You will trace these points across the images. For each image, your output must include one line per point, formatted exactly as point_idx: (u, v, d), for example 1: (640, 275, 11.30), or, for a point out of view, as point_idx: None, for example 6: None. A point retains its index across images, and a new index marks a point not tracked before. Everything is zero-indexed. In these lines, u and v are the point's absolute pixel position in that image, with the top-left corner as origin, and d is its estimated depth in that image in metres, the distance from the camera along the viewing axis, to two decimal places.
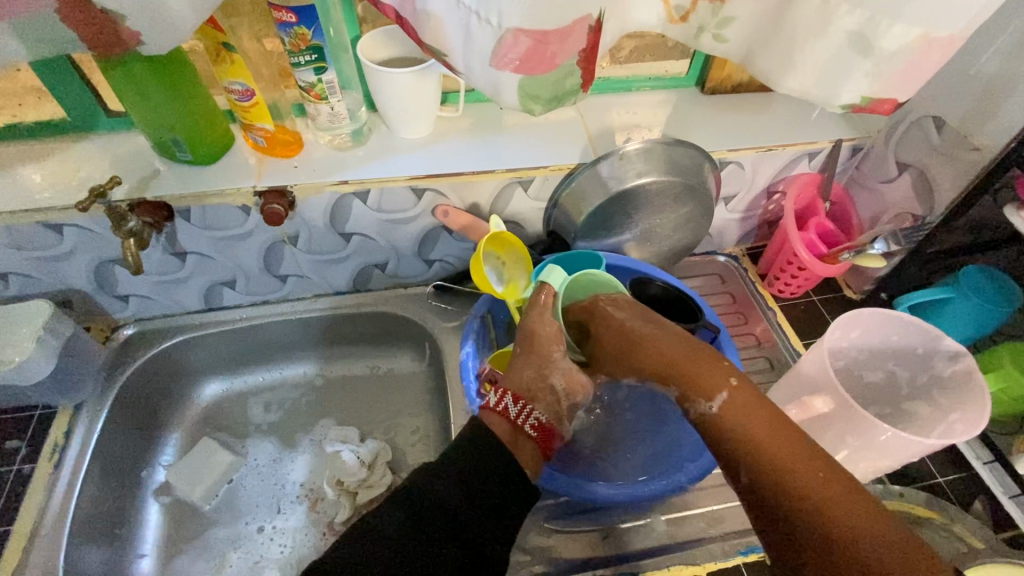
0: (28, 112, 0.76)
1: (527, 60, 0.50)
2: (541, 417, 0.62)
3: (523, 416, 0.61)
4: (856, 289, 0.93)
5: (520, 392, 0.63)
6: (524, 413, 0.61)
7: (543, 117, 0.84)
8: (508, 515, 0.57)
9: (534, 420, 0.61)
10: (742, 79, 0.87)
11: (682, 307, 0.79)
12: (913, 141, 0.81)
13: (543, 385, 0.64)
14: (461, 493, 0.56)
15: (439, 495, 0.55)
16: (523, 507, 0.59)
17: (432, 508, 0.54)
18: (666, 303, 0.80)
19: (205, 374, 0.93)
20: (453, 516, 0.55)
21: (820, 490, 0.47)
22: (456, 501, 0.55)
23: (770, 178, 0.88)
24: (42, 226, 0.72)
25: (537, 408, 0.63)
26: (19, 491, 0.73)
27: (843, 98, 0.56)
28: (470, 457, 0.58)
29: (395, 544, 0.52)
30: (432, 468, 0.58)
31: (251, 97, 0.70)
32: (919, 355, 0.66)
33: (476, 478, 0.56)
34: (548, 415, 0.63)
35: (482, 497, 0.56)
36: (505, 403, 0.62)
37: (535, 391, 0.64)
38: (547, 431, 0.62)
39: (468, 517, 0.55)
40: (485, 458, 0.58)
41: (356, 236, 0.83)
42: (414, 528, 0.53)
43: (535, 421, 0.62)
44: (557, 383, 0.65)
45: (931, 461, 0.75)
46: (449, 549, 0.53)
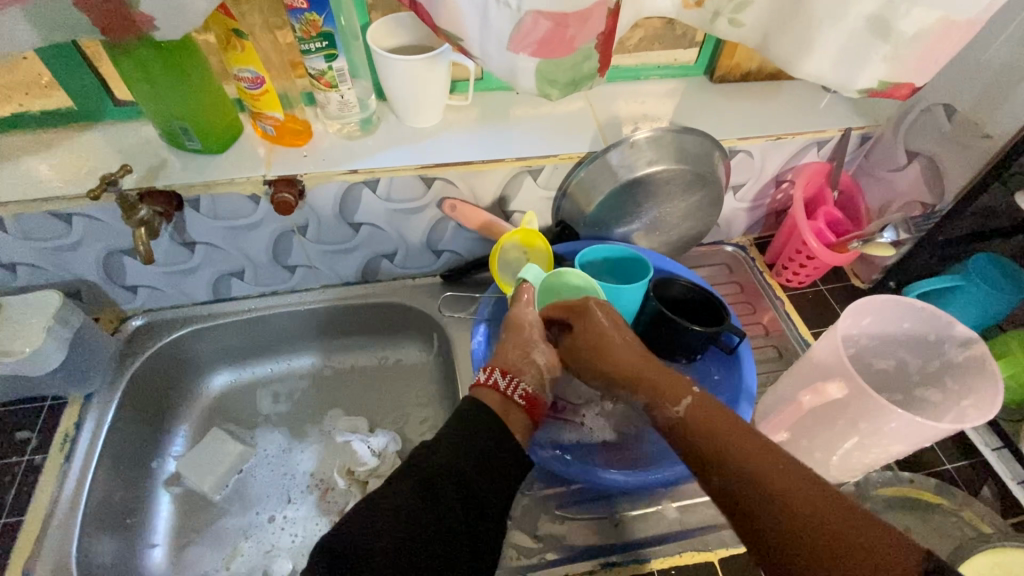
0: (34, 101, 0.76)
1: (546, 44, 0.50)
2: (528, 388, 0.64)
3: (512, 387, 0.63)
4: (863, 278, 0.93)
5: (507, 367, 0.65)
6: (512, 384, 0.63)
7: (552, 106, 0.84)
8: (506, 474, 0.59)
9: (521, 390, 0.63)
10: (751, 67, 0.86)
11: (710, 308, 0.76)
12: (923, 129, 0.81)
13: (529, 362, 0.67)
14: (460, 459, 0.57)
15: (439, 463, 0.56)
16: (521, 471, 0.60)
17: (435, 475, 0.55)
18: (694, 304, 0.77)
19: (213, 365, 0.93)
20: (455, 483, 0.56)
21: (783, 485, 0.48)
22: (457, 468, 0.56)
23: (779, 167, 0.88)
24: (51, 215, 0.72)
25: (524, 380, 0.65)
26: (31, 481, 0.73)
27: (859, 83, 0.56)
28: (463, 428, 0.59)
29: (400, 517, 0.52)
30: (429, 443, 0.58)
31: (261, 85, 0.70)
32: (930, 341, 0.66)
33: (473, 444, 0.57)
34: (535, 388, 0.65)
35: (481, 462, 0.57)
36: (495, 377, 0.64)
37: (522, 366, 0.66)
38: (535, 400, 0.64)
39: (470, 482, 0.56)
40: (480, 425, 0.59)
41: (365, 226, 0.82)
42: (418, 497, 0.54)
43: (523, 392, 0.63)
44: (540, 360, 0.68)
45: (939, 447, 0.75)
46: (455, 515, 0.54)
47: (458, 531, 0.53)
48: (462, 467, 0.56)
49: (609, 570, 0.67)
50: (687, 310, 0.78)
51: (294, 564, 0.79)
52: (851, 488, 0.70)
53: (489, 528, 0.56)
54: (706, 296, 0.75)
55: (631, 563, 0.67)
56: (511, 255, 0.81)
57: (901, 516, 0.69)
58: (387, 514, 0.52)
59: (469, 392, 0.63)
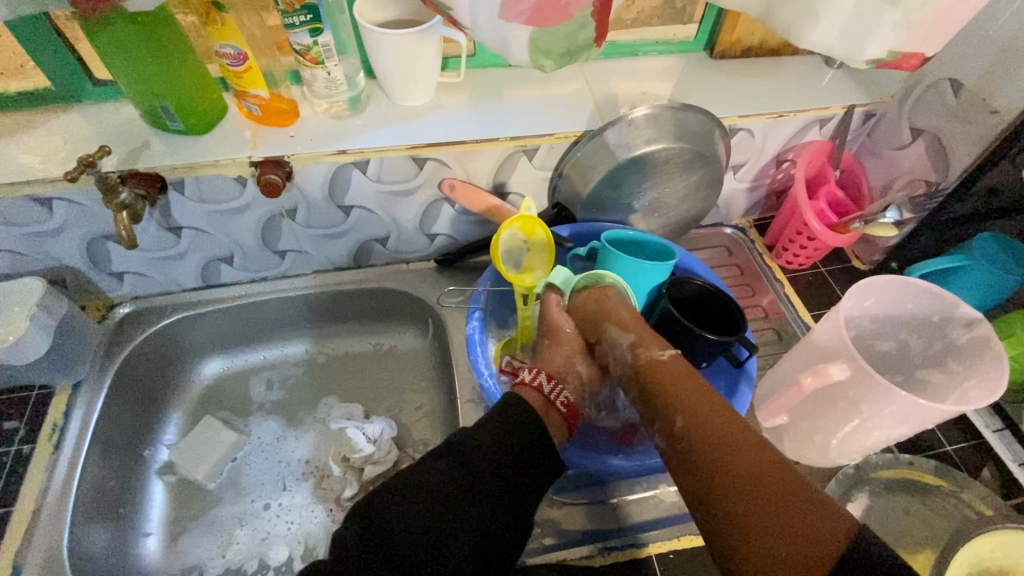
0: (9, 82, 0.73)
1: (539, 11, 0.48)
2: (569, 396, 0.64)
3: (556, 393, 0.63)
4: (865, 260, 0.92)
5: (552, 374, 0.66)
6: (557, 390, 0.63)
7: (548, 84, 0.81)
8: (545, 478, 0.58)
9: (564, 398, 0.63)
10: (753, 42, 0.84)
11: (725, 312, 0.72)
12: (929, 105, 0.78)
13: (570, 370, 0.69)
14: (503, 452, 0.57)
15: (482, 454, 0.56)
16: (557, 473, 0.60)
17: (475, 465, 0.56)
18: (709, 304, 0.73)
19: (205, 353, 0.91)
20: (495, 479, 0.56)
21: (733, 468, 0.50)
22: (497, 460, 0.56)
23: (781, 146, 0.86)
24: (30, 200, 0.69)
25: (566, 388, 0.66)
26: (20, 471, 0.72)
27: (868, 53, 0.54)
28: (504, 418, 0.59)
29: (434, 496, 0.54)
30: (472, 427, 0.59)
31: (243, 61, 0.67)
32: (934, 322, 0.65)
33: (517, 440, 0.57)
34: (575, 396, 0.67)
35: (522, 460, 0.57)
36: (540, 379, 0.64)
37: (564, 372, 0.68)
38: (575, 408, 0.64)
39: (507, 480, 0.56)
40: (524, 420, 0.59)
41: (356, 209, 0.80)
42: (454, 480, 0.55)
43: (566, 398, 0.64)
44: (580, 369, 0.70)
45: (940, 430, 0.74)
46: (485, 508, 0.54)
47: (490, 523, 0.54)
48: (503, 461, 0.56)
49: (607, 554, 0.67)
50: (702, 310, 0.74)
51: (290, 551, 0.79)
52: (851, 471, 0.69)
53: (518, 526, 0.56)
54: (719, 297, 0.72)
55: (629, 547, 0.67)
56: (512, 247, 0.74)
57: (900, 498, 0.68)
58: (423, 493, 0.54)
59: (511, 389, 0.63)
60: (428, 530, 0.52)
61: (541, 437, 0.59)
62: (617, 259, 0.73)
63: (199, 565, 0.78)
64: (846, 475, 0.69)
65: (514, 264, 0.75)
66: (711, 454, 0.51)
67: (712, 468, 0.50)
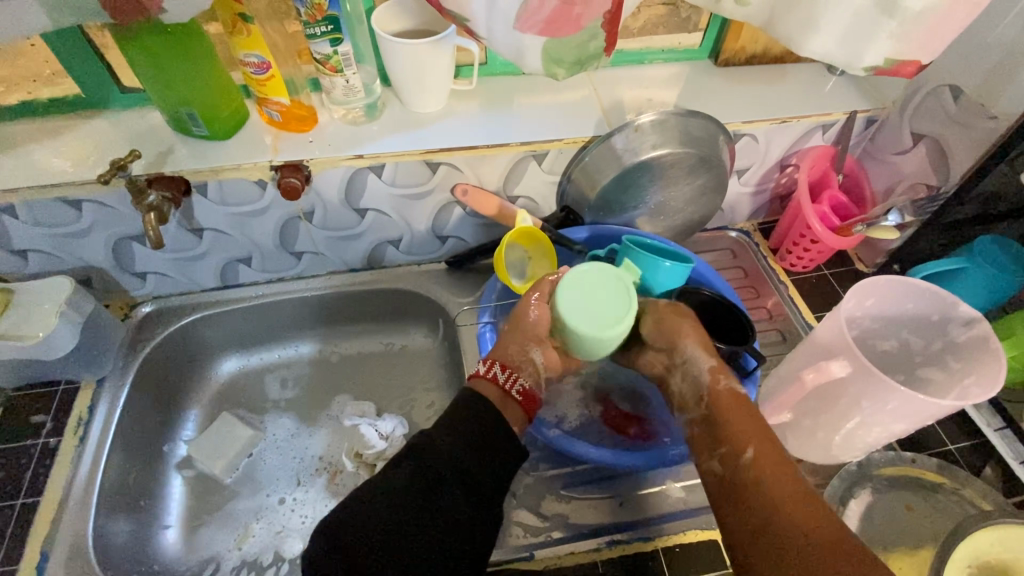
0: (41, 90, 0.76)
1: (552, 22, 0.50)
2: (525, 384, 0.65)
3: (511, 382, 0.64)
4: (868, 263, 0.94)
5: (507, 361, 0.65)
6: (511, 379, 0.64)
7: (556, 91, 0.84)
8: (506, 469, 0.60)
9: (519, 385, 0.64)
10: (757, 51, 0.86)
11: (733, 323, 0.74)
12: (929, 110, 0.80)
13: (526, 358, 0.66)
14: (461, 449, 0.59)
15: (442, 453, 0.58)
16: (521, 460, 0.62)
17: (438, 466, 0.57)
18: (717, 313, 0.75)
19: (222, 351, 0.94)
20: (460, 478, 0.57)
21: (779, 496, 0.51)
22: (456, 458, 0.58)
23: (784, 151, 0.88)
24: (61, 201, 0.72)
25: (522, 376, 0.65)
26: (46, 463, 0.74)
27: (866, 60, 0.56)
28: (463, 415, 0.61)
29: (401, 501, 0.55)
30: (433, 430, 0.60)
31: (267, 70, 0.70)
32: (934, 322, 0.66)
33: (474, 435, 0.59)
34: (532, 384, 0.65)
35: (486, 454, 0.59)
36: (494, 371, 0.64)
37: (520, 359, 0.66)
38: (531, 395, 0.64)
39: (473, 476, 0.58)
40: (477, 415, 0.60)
41: (370, 212, 0.83)
42: (419, 484, 0.56)
43: (520, 387, 0.64)
44: (537, 357, 0.67)
45: (941, 428, 0.76)
46: (453, 507, 0.56)
47: (451, 520, 0.56)
48: (462, 459, 0.58)
49: (614, 547, 0.68)
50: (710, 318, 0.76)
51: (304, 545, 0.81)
52: (854, 468, 0.71)
53: (489, 518, 0.58)
54: (728, 308, 0.74)
55: (636, 541, 0.69)
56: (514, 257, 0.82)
57: (902, 495, 0.70)
58: (383, 497, 0.56)
59: (467, 384, 0.64)
60: (387, 532, 0.54)
61: (496, 430, 0.60)
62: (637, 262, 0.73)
63: (216, 557, 0.80)
64: (849, 473, 0.71)
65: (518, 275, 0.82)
66: (768, 496, 0.52)
67: (768, 514, 0.51)
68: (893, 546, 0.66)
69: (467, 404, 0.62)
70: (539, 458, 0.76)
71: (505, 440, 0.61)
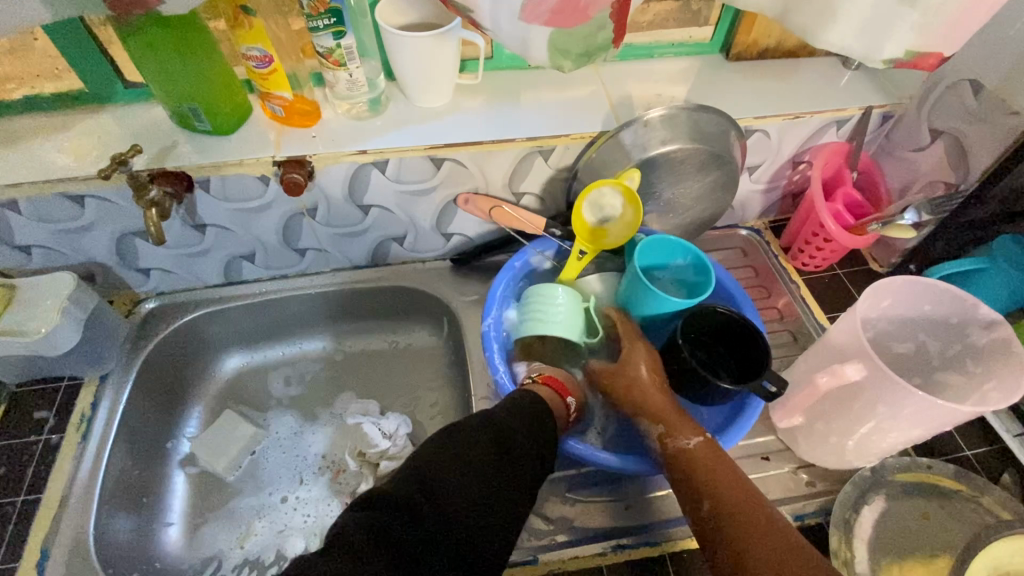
0: (45, 83, 0.75)
1: (559, 12, 0.49)
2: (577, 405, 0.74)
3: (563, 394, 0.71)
4: (881, 262, 0.91)
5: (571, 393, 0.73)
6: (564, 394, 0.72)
7: (564, 86, 0.82)
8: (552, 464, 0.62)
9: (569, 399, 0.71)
10: (770, 44, 0.84)
11: (755, 351, 0.69)
12: (948, 106, 0.78)
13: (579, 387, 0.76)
14: (536, 459, 0.60)
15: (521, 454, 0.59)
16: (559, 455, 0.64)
17: (503, 436, 0.59)
18: (739, 333, 0.71)
19: (225, 348, 0.93)
20: (520, 455, 0.58)
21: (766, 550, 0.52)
22: (533, 467, 0.59)
23: (797, 147, 0.86)
24: (63, 197, 0.72)
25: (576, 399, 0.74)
26: (49, 459, 0.74)
27: (886, 52, 0.54)
28: (523, 407, 0.63)
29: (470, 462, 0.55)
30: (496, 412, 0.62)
31: (269, 64, 0.69)
32: (952, 325, 0.64)
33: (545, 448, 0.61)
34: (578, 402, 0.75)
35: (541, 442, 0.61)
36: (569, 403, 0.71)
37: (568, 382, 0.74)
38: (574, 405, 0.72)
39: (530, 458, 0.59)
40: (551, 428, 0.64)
41: (374, 208, 0.82)
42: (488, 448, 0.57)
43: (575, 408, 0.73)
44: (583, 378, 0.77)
45: (959, 434, 0.74)
46: (514, 478, 0.56)
47: (509, 492, 0.55)
48: (532, 458, 0.59)
49: (620, 551, 0.67)
50: (728, 336, 0.73)
51: (306, 544, 0.80)
52: (867, 474, 0.69)
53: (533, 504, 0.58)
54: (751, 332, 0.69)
55: (643, 546, 0.67)
56: (605, 200, 0.75)
57: (918, 502, 0.68)
58: (466, 464, 0.54)
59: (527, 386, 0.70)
60: (457, 494, 0.52)
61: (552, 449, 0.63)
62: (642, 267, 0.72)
63: (218, 555, 0.79)
64: (862, 478, 0.69)
65: (598, 215, 0.77)
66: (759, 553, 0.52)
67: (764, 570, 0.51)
68: (908, 554, 0.64)
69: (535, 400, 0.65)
70: None
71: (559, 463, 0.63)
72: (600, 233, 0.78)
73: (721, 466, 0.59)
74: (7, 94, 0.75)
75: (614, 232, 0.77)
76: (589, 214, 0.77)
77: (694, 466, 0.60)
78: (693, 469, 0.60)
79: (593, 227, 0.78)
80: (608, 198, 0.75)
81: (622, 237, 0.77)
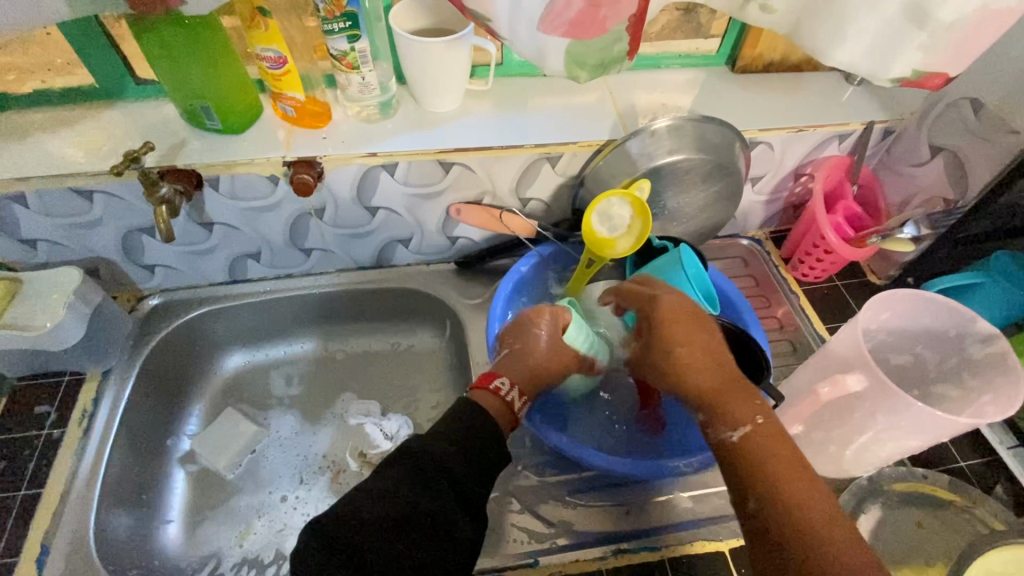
0: (56, 78, 0.75)
1: (577, 24, 0.50)
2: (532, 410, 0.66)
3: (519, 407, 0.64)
4: (880, 275, 0.93)
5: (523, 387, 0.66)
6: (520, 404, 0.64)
7: (572, 94, 0.83)
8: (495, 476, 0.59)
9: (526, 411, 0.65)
10: (775, 58, 0.85)
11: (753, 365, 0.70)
12: (948, 124, 0.80)
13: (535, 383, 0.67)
14: (460, 463, 0.57)
15: (435, 460, 0.56)
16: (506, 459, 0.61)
17: (429, 468, 0.55)
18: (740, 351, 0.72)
19: (228, 346, 0.93)
20: (450, 477, 0.56)
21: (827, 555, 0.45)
22: (454, 470, 0.56)
23: (799, 160, 0.87)
24: (72, 191, 0.72)
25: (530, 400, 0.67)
26: (50, 454, 0.74)
27: (893, 71, 0.55)
28: (456, 429, 0.59)
29: (389, 504, 0.52)
30: (428, 436, 0.58)
31: (283, 65, 0.69)
32: (951, 337, 0.65)
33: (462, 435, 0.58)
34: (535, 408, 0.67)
35: (472, 459, 0.57)
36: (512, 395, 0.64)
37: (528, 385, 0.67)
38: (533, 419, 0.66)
39: (461, 477, 0.56)
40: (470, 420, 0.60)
41: (381, 210, 0.82)
42: (408, 484, 0.54)
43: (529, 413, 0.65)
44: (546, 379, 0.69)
45: (953, 446, 0.75)
46: (445, 505, 0.54)
47: (439, 521, 0.53)
48: (461, 476, 0.56)
49: (620, 556, 0.68)
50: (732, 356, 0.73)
51: None
52: (864, 483, 0.70)
53: (474, 515, 0.56)
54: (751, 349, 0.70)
55: (643, 550, 0.68)
56: (615, 211, 0.75)
57: (913, 511, 0.69)
58: (380, 501, 0.52)
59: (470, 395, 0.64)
60: (375, 538, 0.50)
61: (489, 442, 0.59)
62: (666, 266, 0.74)
63: (216, 553, 0.79)
64: (858, 487, 0.70)
65: (606, 225, 0.77)
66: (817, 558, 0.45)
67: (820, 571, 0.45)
68: (903, 562, 0.65)
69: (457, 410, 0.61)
70: (546, 463, 0.75)
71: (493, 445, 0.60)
72: (608, 244, 0.77)
73: (787, 451, 0.53)
74: (19, 88, 0.74)
75: (620, 245, 0.77)
76: (597, 224, 0.76)
77: (752, 448, 0.54)
78: (751, 453, 0.53)
79: (602, 238, 0.77)
80: (614, 207, 0.75)
81: (630, 247, 0.76)
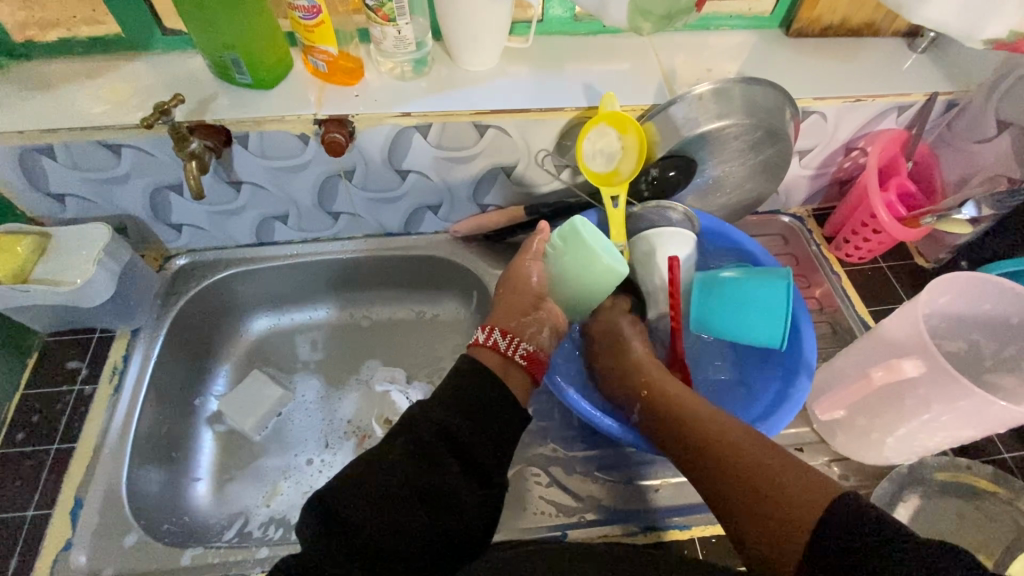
0: (81, 27, 0.72)
1: None
2: (528, 347, 0.67)
3: (512, 348, 0.66)
4: (928, 257, 0.89)
5: (507, 328, 0.68)
6: (513, 345, 0.66)
7: (614, 56, 0.79)
8: (500, 435, 0.59)
9: (522, 350, 0.66)
10: (834, 21, 0.80)
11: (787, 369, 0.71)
12: (1020, 96, 0.74)
13: (526, 325, 0.69)
14: (460, 426, 0.58)
15: (431, 427, 0.57)
16: (516, 419, 0.61)
17: (428, 436, 0.56)
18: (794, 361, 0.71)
19: (254, 309, 0.93)
20: (449, 442, 0.56)
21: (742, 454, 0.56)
22: (452, 435, 0.57)
23: (852, 133, 0.82)
24: (101, 145, 0.70)
25: (523, 340, 0.67)
26: (82, 409, 0.75)
27: (986, 33, 0.54)
28: (455, 389, 0.60)
29: (389, 475, 0.53)
30: (426, 404, 0.59)
31: (316, 15, 0.66)
32: (1012, 325, 0.62)
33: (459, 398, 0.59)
34: (533, 346, 0.68)
35: (471, 421, 0.58)
36: (494, 338, 0.66)
37: (520, 327, 0.69)
38: (535, 359, 0.67)
39: (461, 440, 0.57)
40: (474, 386, 0.60)
41: (412, 173, 0.80)
42: (407, 454, 0.55)
43: (523, 351, 0.66)
44: (539, 325, 0.70)
45: (997, 436, 0.72)
46: (447, 470, 0.55)
47: (441, 486, 0.54)
48: (457, 440, 0.57)
49: (650, 533, 0.67)
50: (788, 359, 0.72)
51: None
52: (905, 471, 0.68)
53: (479, 476, 0.57)
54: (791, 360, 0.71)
55: (672, 529, 0.67)
56: (602, 141, 0.72)
57: (954, 502, 0.67)
58: (380, 470, 0.54)
59: (467, 352, 0.66)
60: (380, 506, 0.52)
61: (494, 399, 0.60)
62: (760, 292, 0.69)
63: (244, 512, 0.79)
64: (899, 475, 0.68)
65: (603, 159, 0.72)
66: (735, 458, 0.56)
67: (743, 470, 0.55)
68: None
69: (480, 375, 0.62)
70: (574, 438, 0.75)
71: (507, 413, 0.60)
72: (611, 175, 0.73)
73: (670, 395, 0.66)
74: (44, 36, 0.72)
75: (624, 171, 0.72)
76: (592, 160, 0.73)
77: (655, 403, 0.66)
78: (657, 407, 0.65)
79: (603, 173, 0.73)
80: (606, 138, 0.71)
81: (633, 167, 0.71)
